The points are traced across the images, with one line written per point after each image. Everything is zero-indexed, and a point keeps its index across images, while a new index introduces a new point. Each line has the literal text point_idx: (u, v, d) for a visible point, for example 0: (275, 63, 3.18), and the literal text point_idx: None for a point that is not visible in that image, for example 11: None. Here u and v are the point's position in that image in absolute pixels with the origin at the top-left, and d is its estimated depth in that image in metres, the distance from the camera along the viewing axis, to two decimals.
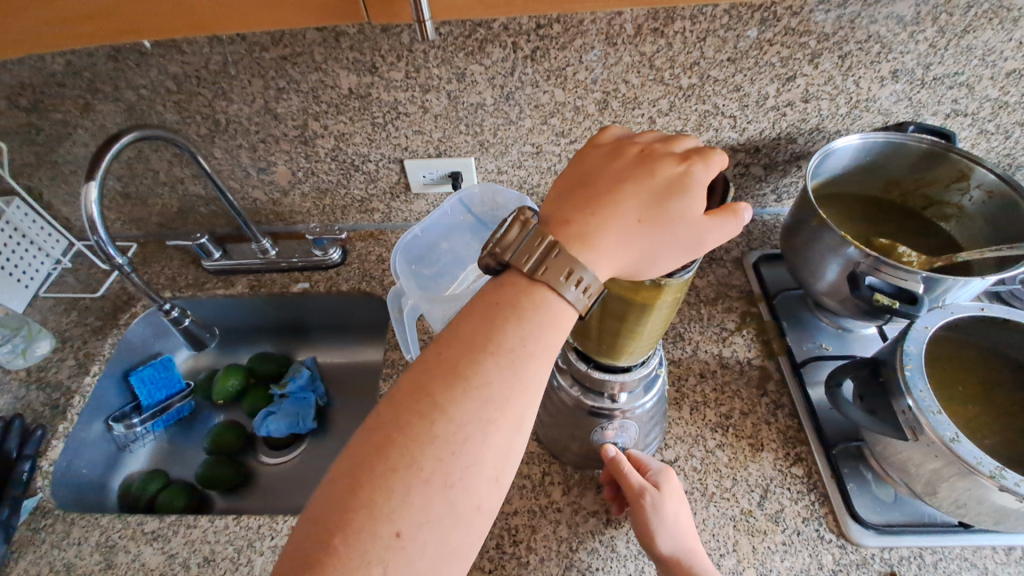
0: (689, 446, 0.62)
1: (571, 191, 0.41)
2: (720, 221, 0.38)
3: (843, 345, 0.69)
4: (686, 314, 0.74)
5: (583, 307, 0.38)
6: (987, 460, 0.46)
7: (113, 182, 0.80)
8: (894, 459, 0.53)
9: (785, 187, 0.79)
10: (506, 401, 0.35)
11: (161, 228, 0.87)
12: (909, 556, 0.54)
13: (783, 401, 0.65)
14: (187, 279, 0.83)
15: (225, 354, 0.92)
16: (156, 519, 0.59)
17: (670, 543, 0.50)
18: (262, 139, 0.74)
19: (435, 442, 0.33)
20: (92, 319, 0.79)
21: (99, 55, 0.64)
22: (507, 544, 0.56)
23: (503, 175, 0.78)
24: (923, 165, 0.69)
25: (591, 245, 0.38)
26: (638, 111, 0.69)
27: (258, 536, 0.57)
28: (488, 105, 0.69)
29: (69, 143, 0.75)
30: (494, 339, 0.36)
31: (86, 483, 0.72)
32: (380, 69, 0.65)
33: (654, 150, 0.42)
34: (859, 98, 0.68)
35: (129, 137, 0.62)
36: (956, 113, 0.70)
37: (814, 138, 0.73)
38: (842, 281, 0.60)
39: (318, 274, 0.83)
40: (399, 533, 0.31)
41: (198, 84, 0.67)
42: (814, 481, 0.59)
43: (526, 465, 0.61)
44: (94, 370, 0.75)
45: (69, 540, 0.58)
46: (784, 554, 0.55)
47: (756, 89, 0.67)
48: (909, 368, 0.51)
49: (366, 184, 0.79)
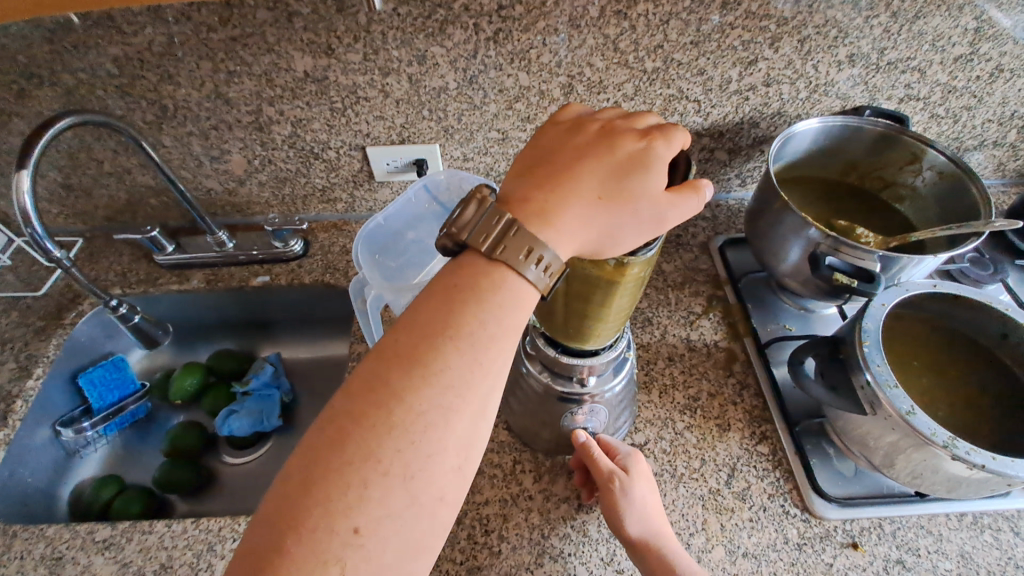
0: (659, 429, 0.62)
1: (531, 168, 0.40)
2: (682, 198, 0.38)
3: (805, 325, 0.70)
4: (654, 298, 0.74)
5: (545, 286, 0.37)
6: (940, 430, 0.47)
7: (53, 173, 0.75)
8: (854, 434, 0.55)
9: (748, 171, 0.80)
10: (467, 386, 0.34)
11: (109, 221, 0.82)
12: (869, 527, 0.56)
13: (749, 381, 0.66)
14: (138, 275, 0.79)
15: (183, 352, 0.88)
16: (108, 526, 0.56)
17: (639, 526, 0.50)
18: (214, 125, 0.70)
19: (394, 432, 0.32)
20: (34, 319, 0.74)
21: (32, 36, 0.60)
22: (478, 534, 0.55)
23: (469, 162, 0.77)
24: (879, 148, 0.71)
25: (551, 223, 0.37)
26: (604, 95, 0.68)
27: (218, 539, 0.55)
28: (451, 89, 0.67)
29: (2, 132, 0.69)
30: (453, 322, 0.35)
31: (31, 492, 0.68)
32: (337, 51, 0.63)
33: (615, 126, 0.41)
34: (818, 83, 0.69)
35: (66, 122, 0.57)
36: (909, 97, 0.72)
37: (776, 122, 0.74)
38: (804, 261, 0.61)
39: (280, 266, 0.80)
40: (357, 529, 0.30)
41: (141, 67, 0.63)
42: (778, 458, 0.60)
43: (497, 454, 0.61)
44: (37, 373, 0.70)
45: (11, 555, 0.54)
46: (751, 530, 0.56)
47: (719, 73, 0.67)
48: (867, 344, 0.52)
49: (327, 172, 0.77)
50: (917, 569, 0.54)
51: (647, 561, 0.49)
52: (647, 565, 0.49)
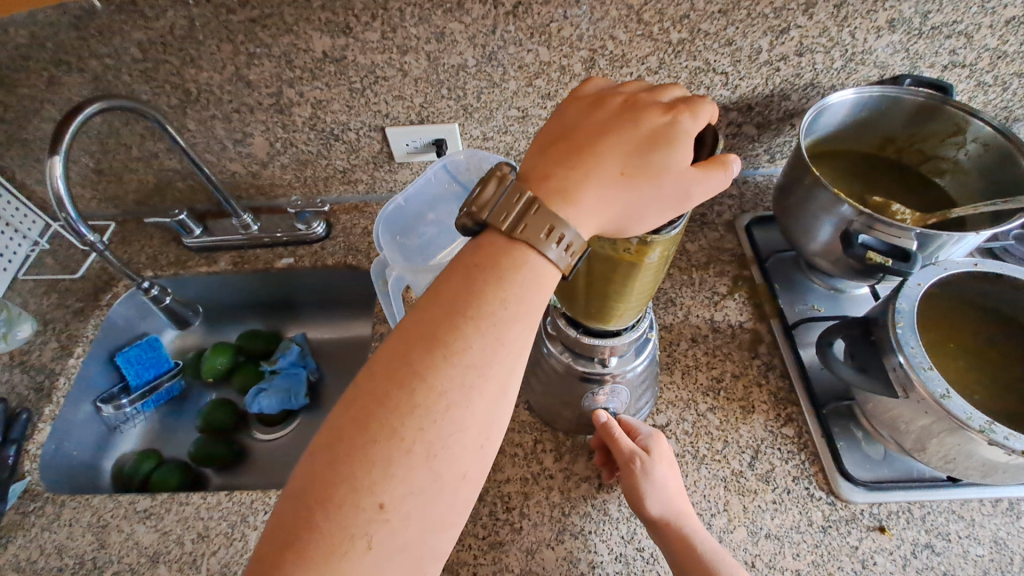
0: (681, 410, 0.62)
1: (551, 144, 0.39)
2: (709, 173, 0.37)
3: (834, 306, 0.68)
4: (677, 279, 0.72)
5: (566, 266, 0.37)
6: (977, 415, 0.46)
7: (85, 158, 0.77)
8: (884, 417, 0.54)
9: (778, 147, 0.77)
10: (488, 366, 0.34)
11: (140, 205, 0.84)
12: (897, 511, 0.55)
13: (775, 362, 0.65)
14: (169, 257, 0.81)
15: (213, 332, 0.91)
16: (149, 497, 0.59)
17: (659, 505, 0.50)
18: (236, 108, 0.70)
19: (416, 411, 0.32)
20: (73, 300, 0.77)
21: (61, 24, 0.61)
22: (500, 510, 0.56)
23: (489, 142, 0.76)
24: (919, 119, 0.67)
25: (573, 200, 0.36)
26: (627, 70, 0.66)
27: (251, 511, 0.57)
28: (470, 66, 0.66)
29: (36, 119, 0.71)
30: (473, 303, 0.35)
31: (77, 464, 0.72)
32: (355, 30, 0.62)
33: (639, 100, 0.40)
34: (855, 51, 0.66)
35: (95, 107, 0.58)
36: (954, 65, 0.68)
37: (809, 94, 0.70)
38: (836, 240, 0.59)
39: (303, 248, 0.81)
40: (382, 505, 0.31)
41: (164, 52, 0.64)
42: (804, 441, 0.59)
43: (517, 434, 0.61)
44: (78, 352, 0.73)
45: (60, 522, 0.58)
46: (774, 512, 0.55)
47: (748, 43, 0.64)
48: (901, 326, 0.51)
49: (348, 153, 0.77)
50: (947, 554, 0.53)
51: (668, 540, 0.49)
52: (668, 545, 0.49)
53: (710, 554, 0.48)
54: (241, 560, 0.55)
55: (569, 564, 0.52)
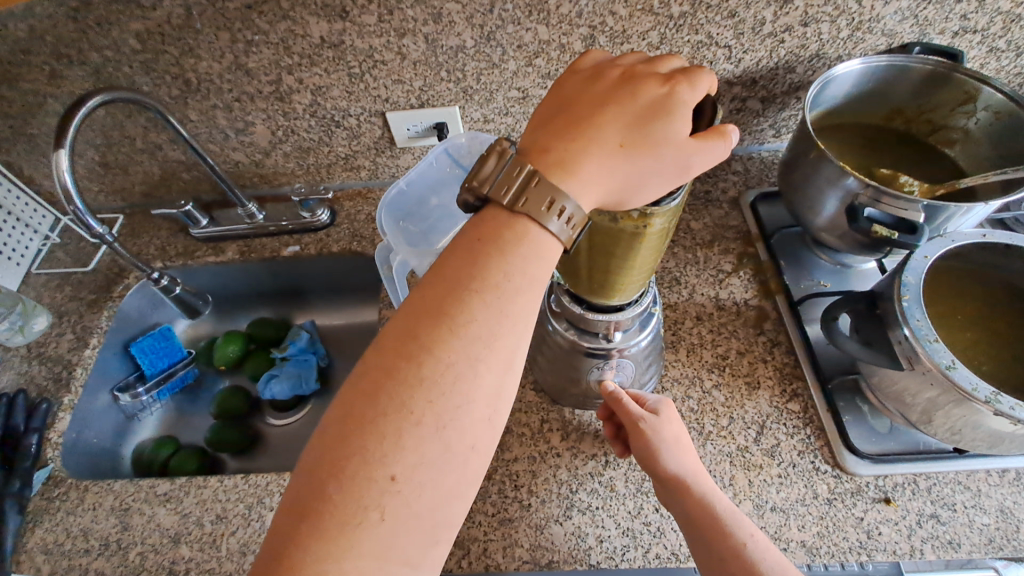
0: (686, 388, 0.62)
1: (550, 118, 0.39)
2: (708, 143, 0.36)
3: (841, 280, 0.68)
4: (681, 257, 0.72)
5: (568, 238, 0.37)
6: (983, 385, 0.46)
7: (90, 152, 0.77)
8: (889, 389, 0.54)
9: (783, 121, 0.76)
10: (494, 338, 0.35)
11: (146, 197, 0.85)
12: (903, 483, 0.55)
13: (780, 339, 0.65)
14: (177, 248, 0.82)
15: (224, 320, 0.92)
16: (168, 481, 0.61)
17: (676, 461, 0.50)
18: (237, 97, 0.70)
19: (424, 384, 0.33)
20: (87, 293, 0.79)
21: (58, 16, 0.61)
22: (509, 488, 0.57)
23: (490, 124, 0.75)
24: (928, 88, 0.66)
25: (573, 172, 0.36)
26: (627, 46, 0.65)
27: (267, 492, 0.59)
28: (468, 47, 0.65)
29: (40, 114, 0.72)
30: (477, 276, 0.35)
31: (98, 451, 0.74)
32: (351, 13, 0.62)
33: (637, 71, 0.40)
34: (862, 19, 0.64)
35: (96, 99, 0.58)
36: (965, 31, 0.66)
37: (815, 66, 0.69)
38: (841, 214, 0.58)
39: (308, 236, 0.82)
40: (393, 477, 0.31)
41: (162, 41, 0.64)
42: (809, 415, 0.60)
43: (524, 413, 0.62)
44: (93, 343, 0.75)
45: (84, 506, 0.60)
46: (779, 486, 0.56)
47: (752, 14, 0.63)
48: (906, 298, 0.50)
49: (349, 140, 0.76)
50: (952, 523, 0.53)
51: (685, 501, 0.49)
52: (680, 503, 0.49)
53: (726, 514, 0.47)
54: (258, 539, 0.56)
55: (578, 539, 0.54)
